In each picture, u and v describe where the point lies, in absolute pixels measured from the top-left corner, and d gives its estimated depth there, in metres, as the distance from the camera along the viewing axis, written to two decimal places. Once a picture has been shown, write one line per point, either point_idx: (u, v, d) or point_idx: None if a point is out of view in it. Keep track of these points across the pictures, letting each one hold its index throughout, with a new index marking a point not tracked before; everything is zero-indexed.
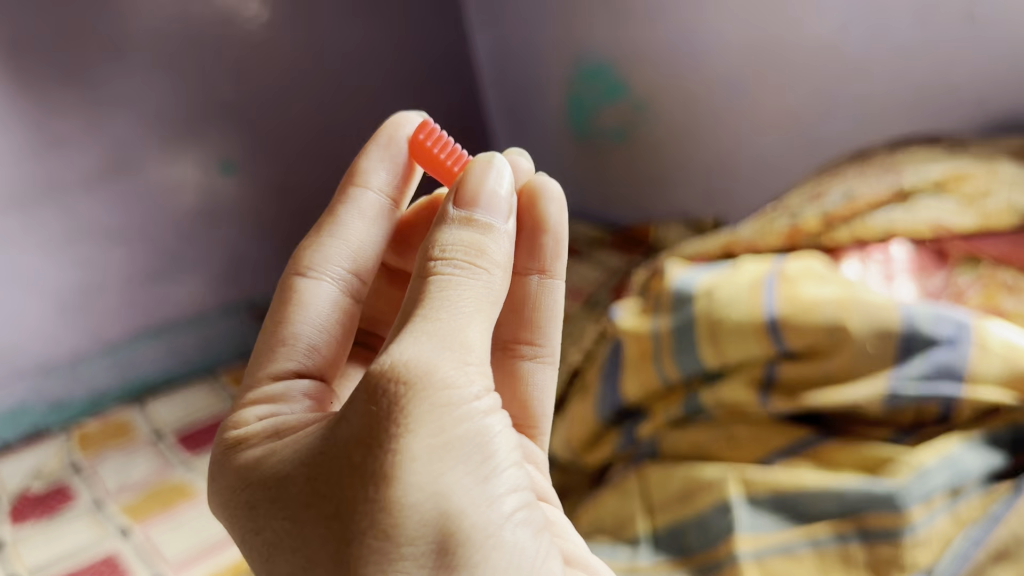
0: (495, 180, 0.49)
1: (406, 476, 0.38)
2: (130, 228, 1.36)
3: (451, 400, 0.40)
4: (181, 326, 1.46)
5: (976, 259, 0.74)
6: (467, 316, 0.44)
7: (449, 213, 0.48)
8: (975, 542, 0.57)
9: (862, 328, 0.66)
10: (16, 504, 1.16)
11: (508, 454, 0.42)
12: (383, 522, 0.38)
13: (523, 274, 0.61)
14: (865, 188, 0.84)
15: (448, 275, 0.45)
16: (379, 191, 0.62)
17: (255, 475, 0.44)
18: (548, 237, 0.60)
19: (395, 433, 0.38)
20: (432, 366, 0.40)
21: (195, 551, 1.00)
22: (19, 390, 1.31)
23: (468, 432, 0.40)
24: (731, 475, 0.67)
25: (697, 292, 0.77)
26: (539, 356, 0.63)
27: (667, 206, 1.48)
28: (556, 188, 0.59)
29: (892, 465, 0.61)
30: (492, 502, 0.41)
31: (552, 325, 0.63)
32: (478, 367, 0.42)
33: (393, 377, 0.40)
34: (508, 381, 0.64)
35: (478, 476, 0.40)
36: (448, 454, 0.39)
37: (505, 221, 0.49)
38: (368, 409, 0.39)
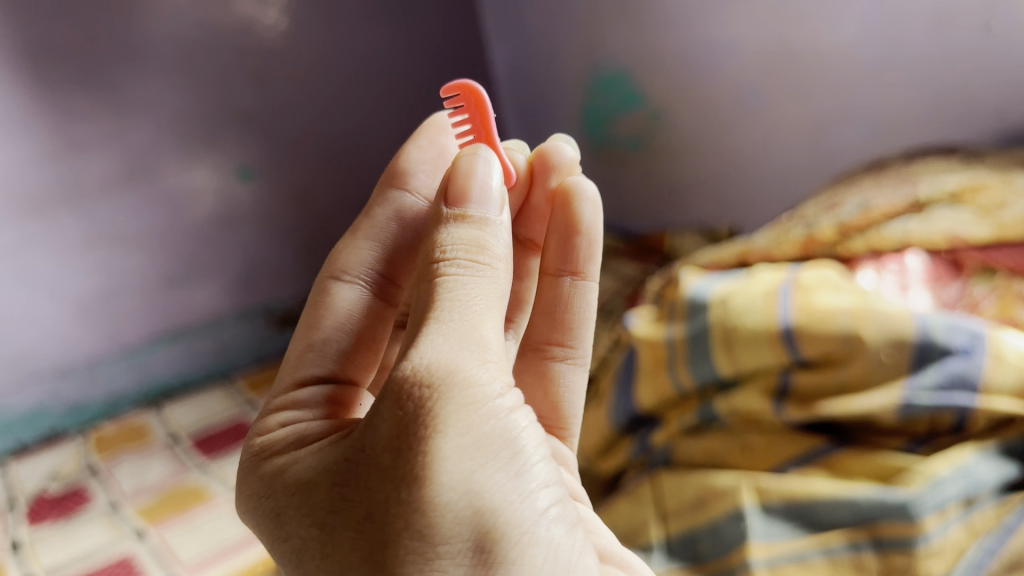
0: (484, 175, 0.48)
1: (436, 476, 0.38)
2: (149, 233, 1.37)
3: (475, 398, 0.41)
4: (199, 330, 1.48)
5: (991, 269, 0.73)
6: (480, 313, 0.44)
7: (444, 215, 0.47)
8: (989, 552, 0.57)
9: (876, 336, 0.66)
10: (33, 505, 1.17)
11: (537, 449, 0.43)
12: (417, 523, 0.38)
13: (556, 275, 0.63)
14: (880, 198, 0.85)
15: (453, 275, 0.44)
16: (417, 192, 0.60)
17: (278, 484, 0.44)
18: (583, 239, 0.61)
19: (424, 434, 0.39)
20: (454, 366, 0.41)
21: (211, 553, 1.01)
22: (38, 392, 1.34)
23: (495, 430, 0.41)
24: (745, 484, 0.67)
25: (710, 300, 0.77)
26: (572, 358, 0.64)
27: (683, 216, 1.48)
28: (591, 190, 0.60)
29: (905, 475, 0.61)
30: (525, 499, 0.42)
31: (586, 327, 0.64)
32: (497, 364, 0.43)
33: (418, 381, 0.40)
34: (538, 384, 0.64)
35: (509, 472, 0.41)
36: (477, 452, 0.40)
37: (497, 216, 0.47)
38: (395, 412, 0.40)
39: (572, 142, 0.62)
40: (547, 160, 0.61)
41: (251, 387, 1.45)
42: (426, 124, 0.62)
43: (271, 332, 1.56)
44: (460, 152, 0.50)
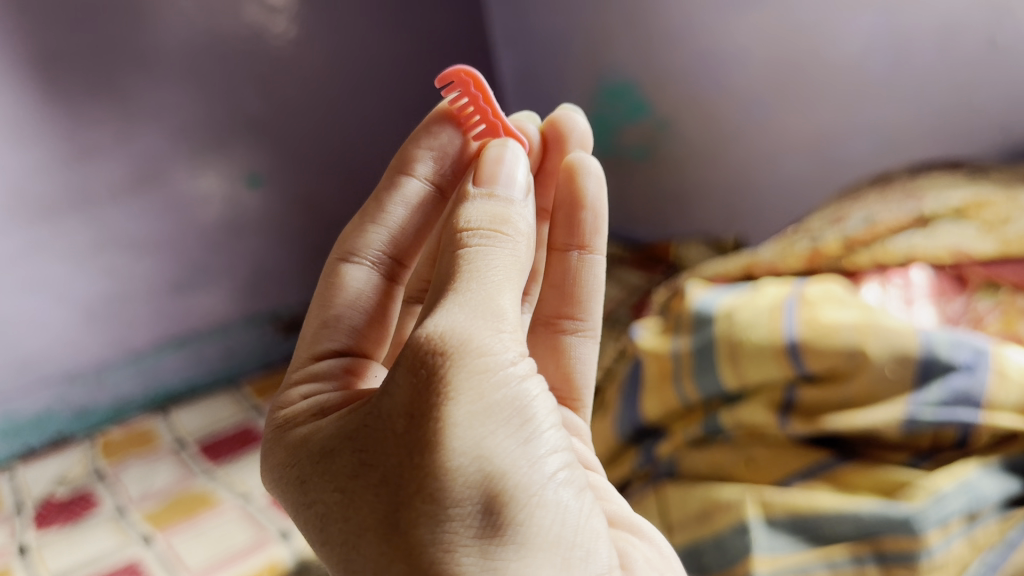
0: (511, 165, 0.50)
1: (449, 441, 0.39)
2: (156, 239, 1.38)
3: (488, 366, 0.41)
4: (205, 336, 1.48)
5: (995, 284, 0.74)
6: (499, 284, 0.44)
7: (470, 192, 0.49)
8: (991, 566, 0.58)
9: (881, 353, 0.66)
10: (40, 509, 1.18)
11: (547, 417, 0.44)
12: (431, 486, 0.39)
13: (563, 250, 0.63)
14: (886, 213, 0.85)
15: (475, 245, 0.45)
16: (426, 178, 0.60)
17: (304, 451, 0.45)
18: (588, 213, 0.62)
19: (438, 402, 0.39)
20: (468, 335, 0.41)
21: (217, 559, 1.01)
22: (46, 397, 1.34)
23: (507, 398, 0.41)
24: (748, 497, 0.67)
25: (717, 313, 0.78)
26: (582, 330, 0.65)
27: (689, 225, 1.48)
28: (594, 165, 0.61)
29: (909, 489, 0.62)
30: (534, 464, 0.42)
31: (595, 296, 0.65)
32: (512, 334, 0.43)
33: (433, 348, 0.40)
34: (550, 357, 0.65)
35: (519, 438, 0.41)
36: (488, 418, 0.40)
37: (523, 200, 0.50)
38: (410, 377, 0.40)
39: (579, 111, 0.65)
40: (559, 129, 0.63)
41: (257, 393, 1.46)
42: (434, 109, 0.60)
43: (276, 338, 1.57)
44: (490, 144, 0.53)
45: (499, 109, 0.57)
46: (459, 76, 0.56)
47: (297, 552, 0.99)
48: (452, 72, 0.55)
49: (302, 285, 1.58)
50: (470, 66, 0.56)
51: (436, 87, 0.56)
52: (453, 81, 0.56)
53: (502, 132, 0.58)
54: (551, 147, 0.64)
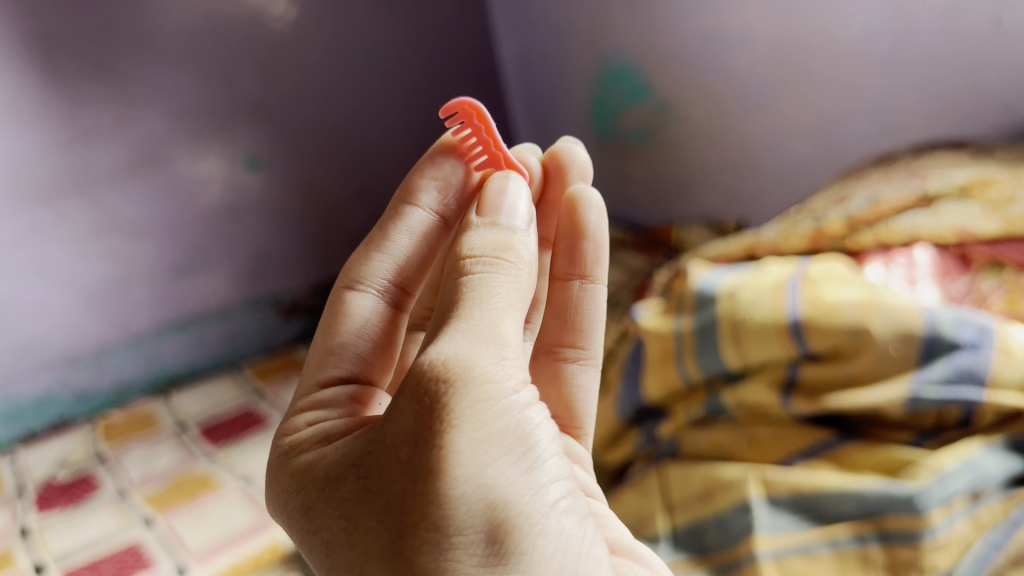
0: (514, 197, 0.50)
1: (451, 469, 0.38)
2: (157, 222, 1.38)
3: (491, 395, 0.40)
4: (206, 319, 1.48)
5: (1000, 263, 0.73)
6: (501, 310, 0.43)
7: (474, 222, 0.48)
8: (996, 545, 0.58)
9: (885, 330, 0.65)
10: (41, 492, 1.18)
11: (549, 445, 0.43)
12: (433, 514, 0.38)
13: (564, 279, 0.61)
14: (891, 192, 0.84)
15: (478, 273, 0.45)
16: (431, 208, 0.58)
17: (310, 478, 0.44)
18: (589, 242, 0.60)
19: (441, 428, 0.39)
20: (470, 363, 0.40)
21: (218, 541, 1.01)
22: (46, 380, 1.34)
23: (510, 426, 0.41)
24: (751, 476, 0.67)
25: (720, 292, 0.76)
26: (583, 358, 0.62)
27: (690, 209, 1.47)
28: (595, 197, 0.59)
29: (913, 468, 0.61)
30: (536, 492, 0.41)
31: (595, 326, 0.62)
32: (515, 362, 0.42)
33: (435, 375, 0.40)
34: (552, 385, 0.62)
35: (521, 466, 0.41)
36: (490, 446, 0.40)
37: (525, 228, 0.49)
38: (413, 405, 0.40)
39: (580, 144, 0.64)
40: (559, 159, 0.62)
41: (258, 376, 1.46)
42: (439, 140, 0.59)
43: (278, 322, 1.56)
44: (491, 177, 0.52)
45: (502, 141, 0.57)
46: (463, 107, 0.56)
47: None
48: (456, 103, 0.55)
49: (302, 268, 1.58)
50: (473, 98, 0.55)
51: (440, 117, 0.56)
52: (457, 112, 0.56)
53: (504, 164, 0.57)
54: (552, 180, 0.63)
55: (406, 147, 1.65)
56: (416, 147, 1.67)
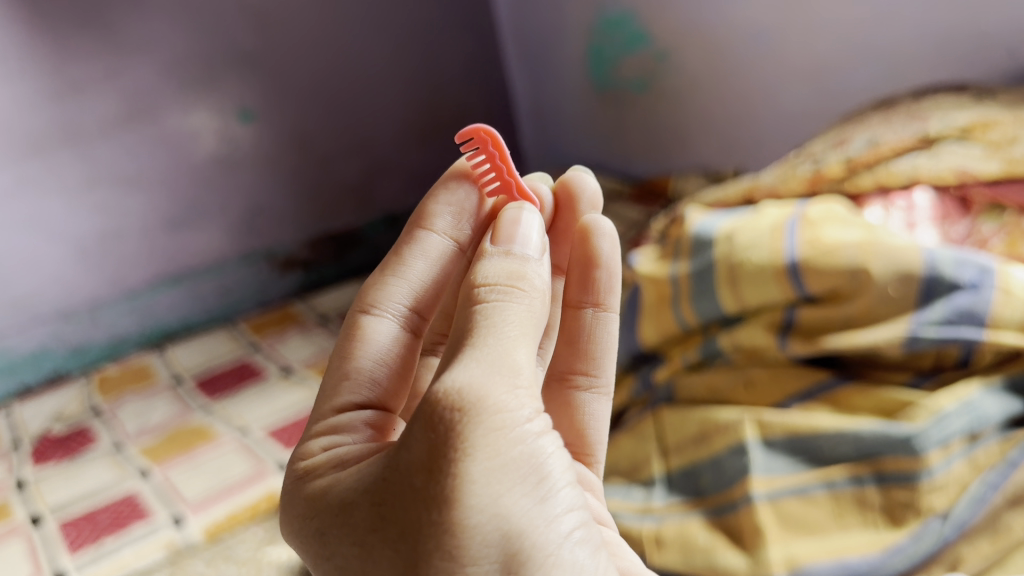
0: (527, 226, 0.45)
1: (466, 498, 0.34)
2: (148, 174, 1.36)
3: (505, 423, 0.36)
4: (200, 273, 1.47)
5: (1000, 206, 0.72)
6: (515, 339, 0.39)
7: (487, 251, 0.44)
8: (993, 486, 0.57)
9: (884, 271, 0.64)
10: (37, 445, 1.18)
11: (563, 474, 0.39)
12: (448, 544, 0.34)
13: (576, 307, 0.55)
14: (890, 134, 0.82)
15: (492, 302, 0.40)
16: (448, 234, 0.53)
17: (322, 504, 0.39)
18: (602, 271, 0.54)
19: (452, 457, 0.34)
20: (485, 391, 0.36)
21: (213, 491, 1.00)
22: (41, 335, 1.33)
23: (523, 456, 0.37)
24: (748, 418, 0.67)
25: (717, 236, 0.75)
26: (595, 387, 0.55)
27: (688, 161, 1.45)
28: (607, 225, 0.54)
29: (911, 410, 0.61)
30: (549, 524, 0.37)
31: (605, 355, 0.55)
32: (529, 390, 0.38)
33: (448, 403, 0.35)
34: (559, 413, 0.55)
35: (536, 496, 0.37)
36: (504, 475, 0.36)
37: (539, 257, 0.44)
38: (425, 435, 0.35)
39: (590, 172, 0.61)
40: (570, 188, 0.59)
41: (254, 330, 1.45)
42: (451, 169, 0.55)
43: (272, 275, 1.55)
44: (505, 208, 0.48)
45: (514, 168, 0.54)
46: (477, 134, 0.53)
47: None
48: (472, 129, 0.53)
49: (297, 222, 1.56)
50: (489, 125, 0.53)
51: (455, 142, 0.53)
52: (472, 138, 0.54)
53: (516, 192, 0.54)
54: (562, 212, 0.59)
55: (400, 98, 1.63)
56: (412, 99, 1.65)
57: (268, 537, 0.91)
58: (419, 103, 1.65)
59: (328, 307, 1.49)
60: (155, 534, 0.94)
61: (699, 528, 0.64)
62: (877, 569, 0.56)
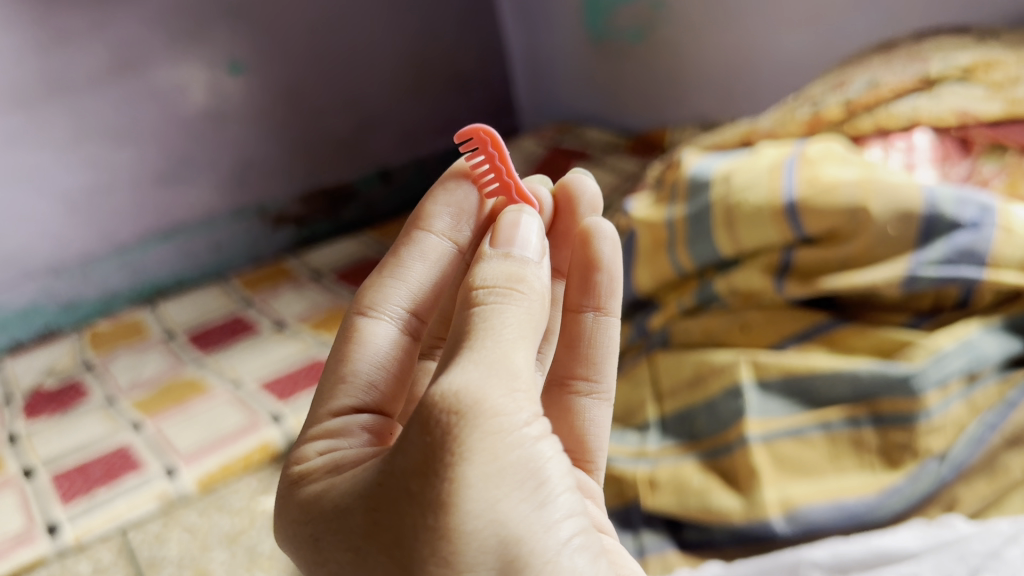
0: (527, 230, 0.43)
1: (463, 503, 0.32)
2: (137, 127, 1.34)
3: (501, 428, 0.34)
4: (192, 228, 1.45)
5: (1001, 146, 0.71)
6: (513, 342, 0.37)
7: (485, 254, 0.42)
8: (991, 426, 0.57)
9: (883, 210, 0.63)
10: (29, 400, 1.17)
11: (561, 478, 0.37)
12: (443, 550, 0.32)
13: (576, 311, 0.53)
14: (890, 75, 0.80)
15: (490, 303, 0.38)
16: (447, 235, 0.51)
17: (314, 510, 0.37)
18: (603, 275, 0.52)
19: (449, 461, 0.32)
20: (481, 394, 0.34)
21: (206, 443, 1.00)
22: (31, 290, 1.32)
23: (521, 460, 0.35)
24: (743, 359, 0.66)
25: (713, 178, 0.74)
26: (596, 393, 0.53)
27: (684, 112, 1.43)
28: (609, 228, 0.51)
29: (909, 350, 0.60)
30: (547, 531, 0.35)
31: (607, 360, 0.53)
32: (527, 394, 0.36)
33: (444, 406, 0.33)
34: (558, 421, 0.53)
35: (534, 501, 0.35)
36: (501, 481, 0.34)
37: (539, 260, 0.42)
38: (421, 440, 0.33)
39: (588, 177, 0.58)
40: (568, 192, 0.55)
41: (246, 285, 1.44)
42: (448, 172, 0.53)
43: (264, 231, 1.54)
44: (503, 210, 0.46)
45: (514, 168, 0.51)
46: (478, 134, 0.51)
47: (288, 434, 0.99)
48: (472, 130, 0.51)
49: (289, 176, 1.54)
50: (488, 125, 0.51)
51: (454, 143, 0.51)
52: (471, 138, 0.51)
53: (515, 193, 0.52)
54: (561, 214, 0.55)
55: (393, 50, 1.60)
56: (405, 51, 1.62)
57: (262, 484, 0.93)
58: (412, 56, 1.63)
59: (321, 263, 1.48)
60: (147, 484, 0.93)
61: (692, 471, 0.63)
62: (875, 511, 0.56)
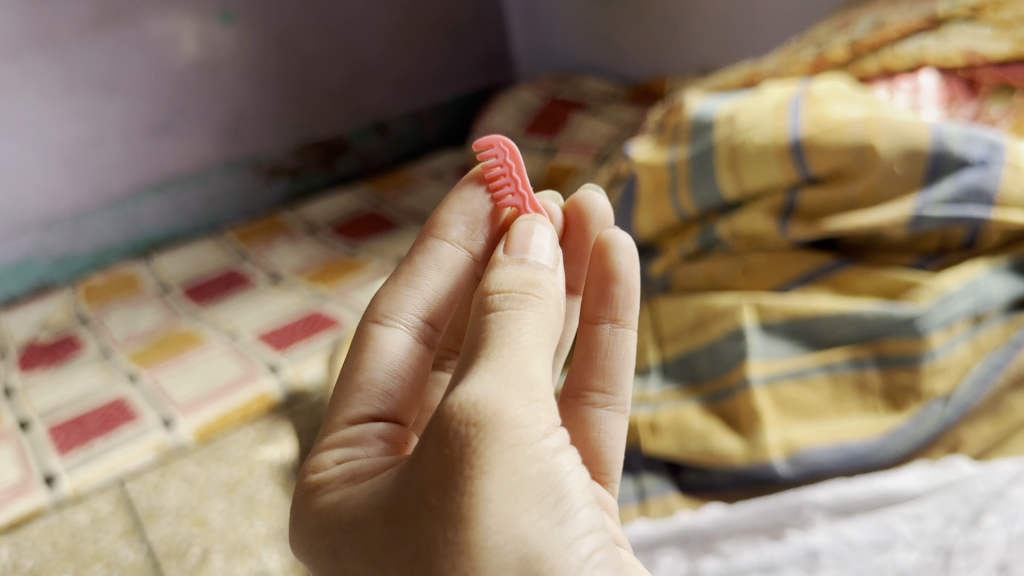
0: (541, 236, 0.38)
1: (483, 518, 0.29)
2: (127, 78, 1.32)
3: (521, 440, 0.30)
4: (185, 180, 1.44)
5: (1010, 87, 0.69)
6: (530, 350, 0.33)
7: (498, 261, 0.37)
8: (997, 366, 0.56)
9: (890, 147, 0.61)
10: (24, 353, 1.16)
11: (583, 492, 0.33)
12: (464, 567, 0.29)
13: (590, 322, 0.46)
14: (897, 16, 0.80)
15: (506, 312, 0.34)
16: (462, 245, 0.43)
17: (328, 526, 0.33)
18: (621, 285, 0.46)
19: (468, 474, 0.29)
20: (501, 404, 0.30)
21: (202, 394, 0.99)
22: (23, 245, 1.31)
23: (542, 474, 0.31)
24: (746, 302, 0.65)
25: (717, 117, 0.72)
26: (612, 405, 0.46)
27: (683, 61, 1.41)
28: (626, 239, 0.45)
29: (914, 290, 0.59)
30: (568, 549, 0.32)
31: (624, 373, 0.47)
32: (547, 404, 0.32)
33: (463, 418, 0.30)
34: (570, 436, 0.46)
35: (555, 517, 0.31)
36: (521, 495, 0.30)
37: (553, 267, 0.37)
38: (438, 452, 0.30)
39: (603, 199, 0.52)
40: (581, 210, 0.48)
41: (241, 238, 1.42)
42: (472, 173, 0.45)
43: (258, 183, 1.52)
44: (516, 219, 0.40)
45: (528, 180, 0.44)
46: (496, 145, 0.44)
47: (286, 384, 0.99)
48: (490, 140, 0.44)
49: (283, 128, 1.53)
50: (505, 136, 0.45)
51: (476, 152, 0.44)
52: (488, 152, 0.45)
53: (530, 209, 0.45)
54: (571, 231, 0.49)
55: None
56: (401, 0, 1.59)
57: (260, 435, 0.93)
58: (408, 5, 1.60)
59: (316, 215, 1.47)
60: (144, 436, 0.93)
61: (694, 414, 0.63)
62: (878, 452, 0.56)
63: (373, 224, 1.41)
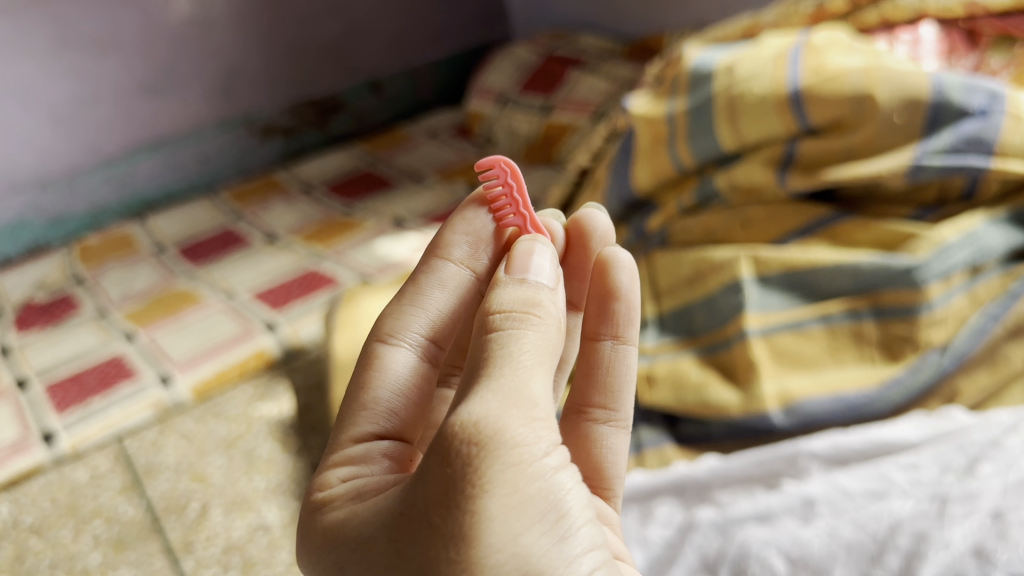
0: (543, 256, 0.38)
1: (485, 537, 0.29)
2: (119, 37, 1.31)
3: (521, 458, 0.31)
4: (179, 139, 1.43)
5: (1010, 38, 0.69)
6: (531, 368, 0.33)
7: (499, 280, 0.37)
8: (993, 316, 0.56)
9: (890, 97, 0.61)
10: (20, 312, 1.16)
11: (583, 510, 0.33)
12: None
13: (591, 338, 0.46)
14: None
15: (506, 332, 0.34)
16: (465, 264, 0.42)
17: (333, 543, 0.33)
18: (621, 303, 0.45)
19: (469, 493, 0.29)
20: (502, 423, 0.30)
21: (199, 351, 0.99)
22: (18, 205, 1.30)
23: (542, 492, 0.31)
24: (743, 255, 0.65)
25: (716, 68, 0.72)
26: (612, 419, 0.46)
27: (681, 15, 1.39)
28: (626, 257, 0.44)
29: (914, 242, 0.59)
30: (568, 568, 0.32)
31: (626, 389, 0.46)
32: (547, 422, 0.32)
33: (464, 437, 0.30)
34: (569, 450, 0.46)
35: (555, 535, 0.31)
36: (522, 514, 0.30)
37: (554, 286, 0.37)
38: (441, 470, 0.30)
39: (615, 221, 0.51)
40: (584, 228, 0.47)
41: (236, 198, 1.41)
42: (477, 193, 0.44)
43: (253, 142, 1.51)
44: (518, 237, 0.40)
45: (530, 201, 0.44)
46: (498, 166, 0.44)
47: (283, 340, 0.99)
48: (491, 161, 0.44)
49: (277, 86, 1.51)
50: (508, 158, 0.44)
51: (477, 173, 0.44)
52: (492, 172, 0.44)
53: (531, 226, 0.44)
54: (573, 248, 0.48)
55: None
56: None
57: (258, 392, 0.92)
58: None
59: (312, 175, 1.46)
60: (142, 393, 0.93)
61: (690, 366, 0.63)
62: (874, 402, 0.56)
63: (369, 184, 1.40)
